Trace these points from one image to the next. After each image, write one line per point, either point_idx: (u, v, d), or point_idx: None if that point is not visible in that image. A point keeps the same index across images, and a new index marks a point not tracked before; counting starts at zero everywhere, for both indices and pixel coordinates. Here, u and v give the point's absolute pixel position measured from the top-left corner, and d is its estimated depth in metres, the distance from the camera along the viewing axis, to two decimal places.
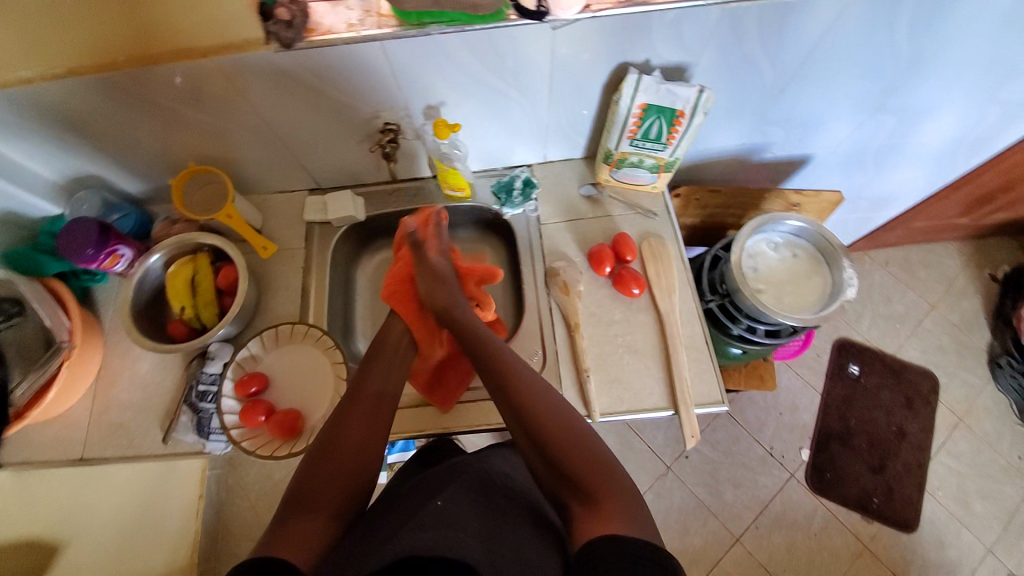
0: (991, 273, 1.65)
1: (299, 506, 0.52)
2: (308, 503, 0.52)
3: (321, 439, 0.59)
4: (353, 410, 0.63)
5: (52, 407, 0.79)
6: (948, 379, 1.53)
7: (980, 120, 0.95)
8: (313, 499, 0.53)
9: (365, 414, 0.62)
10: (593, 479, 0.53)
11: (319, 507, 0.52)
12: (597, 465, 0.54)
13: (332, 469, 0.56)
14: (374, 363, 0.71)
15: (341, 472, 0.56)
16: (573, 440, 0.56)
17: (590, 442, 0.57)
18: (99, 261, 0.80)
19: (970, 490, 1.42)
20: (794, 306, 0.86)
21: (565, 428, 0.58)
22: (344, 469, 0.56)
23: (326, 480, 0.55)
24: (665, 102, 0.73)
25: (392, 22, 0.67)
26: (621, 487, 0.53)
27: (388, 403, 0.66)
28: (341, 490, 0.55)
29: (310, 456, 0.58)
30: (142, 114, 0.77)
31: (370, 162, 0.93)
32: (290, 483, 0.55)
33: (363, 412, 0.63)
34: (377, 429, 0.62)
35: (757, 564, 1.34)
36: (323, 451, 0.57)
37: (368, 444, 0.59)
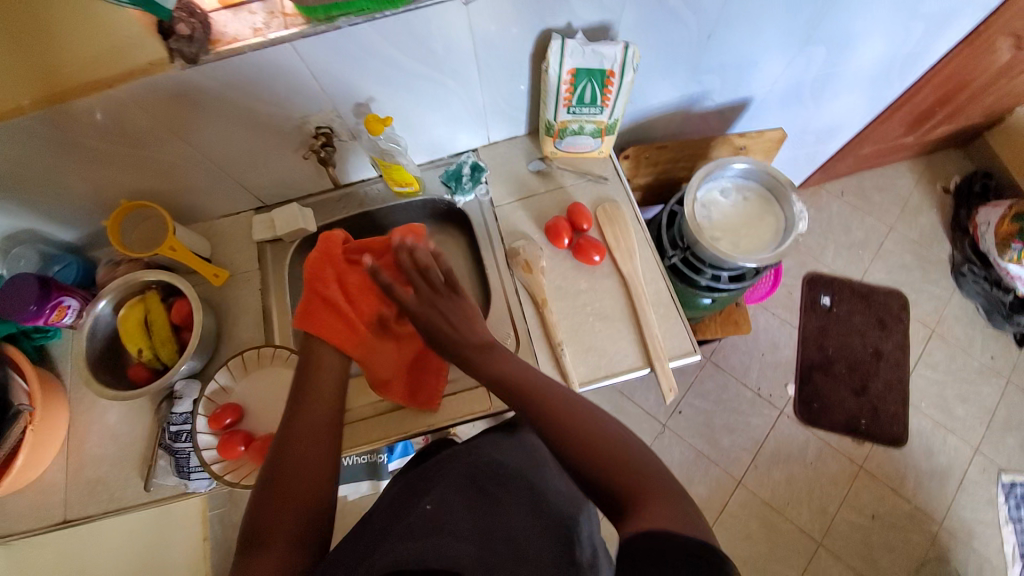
0: (943, 187, 1.70)
1: (259, 545, 0.51)
2: (267, 538, 0.51)
3: (266, 469, 0.56)
4: (293, 433, 0.59)
5: (24, 474, 0.75)
6: (916, 294, 1.59)
7: (907, 38, 0.96)
8: (271, 531, 0.52)
9: (308, 436, 0.59)
10: (636, 486, 0.49)
11: (274, 538, 0.51)
12: (620, 457, 0.51)
13: (285, 500, 0.54)
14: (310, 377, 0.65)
15: (294, 498, 0.54)
16: (596, 436, 0.53)
17: (614, 432, 0.54)
18: (46, 317, 0.76)
19: (950, 395, 1.48)
20: (751, 247, 0.88)
21: (582, 419, 0.55)
22: (293, 496, 0.54)
23: (279, 511, 0.53)
24: (593, 65, 0.73)
25: (299, 20, 0.65)
26: (654, 482, 0.49)
27: (331, 417, 0.63)
28: (297, 515, 0.53)
29: (259, 485, 0.56)
30: (58, 159, 0.73)
31: (310, 171, 0.91)
32: (245, 518, 0.54)
33: (307, 434, 0.60)
34: (322, 448, 0.59)
35: (761, 502, 1.39)
36: (271, 484, 0.55)
37: (317, 469, 0.57)
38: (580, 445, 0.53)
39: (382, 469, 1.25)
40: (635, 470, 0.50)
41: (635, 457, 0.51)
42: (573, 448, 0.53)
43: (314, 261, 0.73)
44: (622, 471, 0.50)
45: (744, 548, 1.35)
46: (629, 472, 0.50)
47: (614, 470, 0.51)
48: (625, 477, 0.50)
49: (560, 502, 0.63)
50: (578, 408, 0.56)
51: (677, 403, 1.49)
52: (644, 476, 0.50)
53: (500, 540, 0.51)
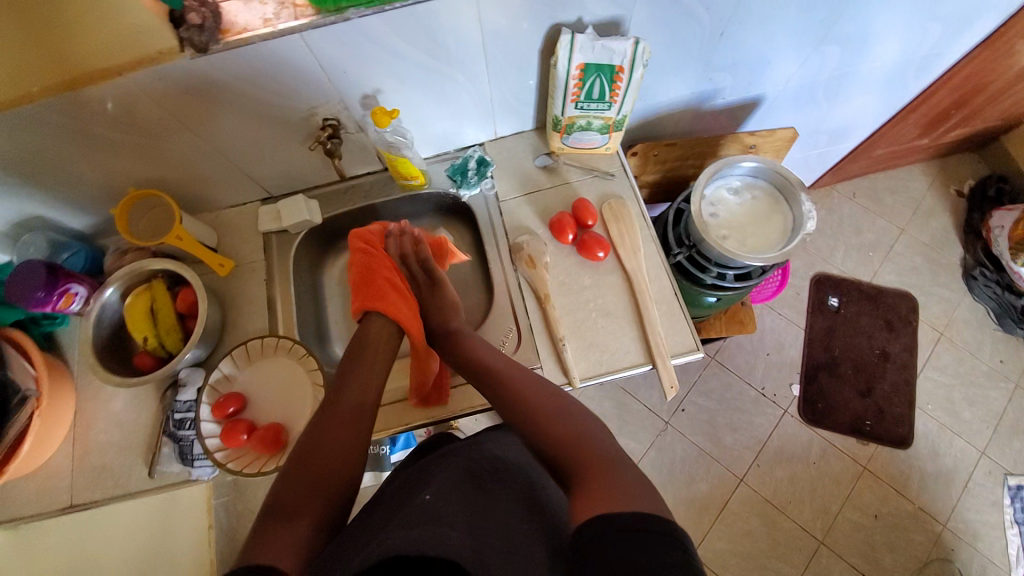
0: (957, 189, 1.67)
1: (281, 517, 0.51)
2: (287, 512, 0.52)
3: (298, 448, 0.59)
4: (330, 418, 0.63)
5: (30, 459, 0.76)
6: (926, 297, 1.57)
7: (924, 39, 0.95)
8: (294, 506, 0.53)
9: (343, 423, 0.62)
10: (586, 464, 0.53)
11: (296, 513, 0.52)
12: (590, 446, 0.55)
13: (312, 478, 0.56)
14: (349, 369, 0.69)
15: (321, 478, 0.56)
16: (567, 429, 0.57)
17: (588, 428, 0.58)
18: (53, 303, 0.77)
19: (957, 399, 1.47)
20: (758, 247, 0.87)
21: (559, 419, 0.59)
22: (320, 475, 0.56)
23: (304, 488, 0.55)
24: (602, 59, 0.72)
25: (309, 11, 0.64)
26: (613, 464, 0.52)
27: (369, 412, 0.66)
28: (321, 496, 0.55)
29: (288, 464, 0.58)
30: (70, 147, 0.73)
31: (317, 163, 0.91)
32: (269, 492, 0.55)
33: (343, 420, 0.63)
34: (354, 437, 0.62)
35: (763, 500, 1.38)
36: (301, 463, 0.57)
37: (347, 456, 0.59)
38: (557, 441, 0.57)
39: (384, 460, 1.26)
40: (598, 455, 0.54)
41: (596, 442, 0.55)
42: (552, 446, 0.57)
43: (360, 254, 0.80)
44: (590, 456, 0.54)
45: (744, 545, 1.35)
46: (591, 456, 0.54)
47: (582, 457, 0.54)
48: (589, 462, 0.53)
49: (559, 500, 0.64)
50: (562, 410, 0.61)
51: (680, 401, 1.49)
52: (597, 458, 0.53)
53: (495, 536, 0.50)
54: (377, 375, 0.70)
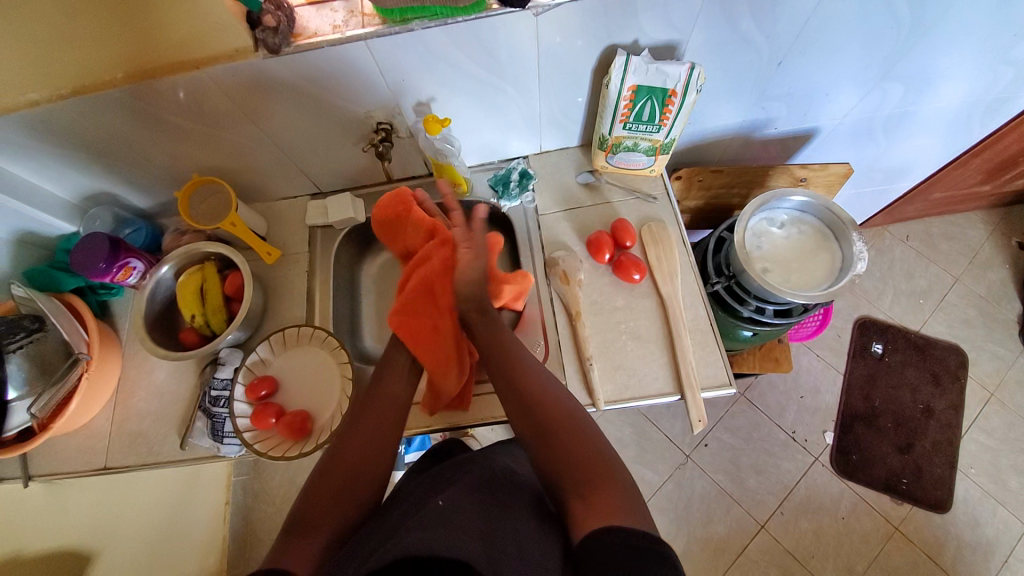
0: (1019, 242, 1.58)
1: (304, 529, 0.53)
2: (309, 521, 0.54)
3: (325, 455, 0.61)
4: (356, 424, 0.64)
5: (71, 420, 0.80)
6: (977, 353, 1.48)
7: (994, 83, 0.91)
8: (317, 514, 0.54)
9: (369, 429, 0.63)
10: (592, 471, 0.54)
11: (319, 523, 0.54)
12: (581, 444, 0.57)
13: (334, 485, 0.57)
14: (383, 374, 0.71)
15: (344, 484, 0.58)
16: (551, 409, 0.60)
17: (578, 419, 0.60)
18: (112, 275, 0.82)
19: (1006, 466, 1.37)
20: (802, 284, 0.84)
21: (546, 400, 0.61)
22: (341, 483, 0.57)
23: (326, 495, 0.56)
24: (655, 83, 0.72)
25: (376, 21, 0.68)
26: (611, 472, 0.55)
27: (396, 414, 0.66)
28: (343, 503, 0.56)
29: (315, 471, 0.60)
30: (143, 129, 0.78)
31: (367, 164, 0.94)
32: (294, 503, 0.57)
33: (369, 425, 0.64)
34: (380, 441, 0.63)
35: (783, 551, 1.32)
36: (326, 470, 0.59)
37: (369, 461, 0.60)
38: (547, 419, 0.59)
39: (399, 461, 1.27)
40: (594, 458, 0.56)
41: (593, 442, 0.57)
42: (529, 425, 0.60)
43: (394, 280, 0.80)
44: (585, 458, 0.55)
45: None
46: (582, 452, 0.56)
47: (571, 455, 0.56)
48: (592, 468, 0.54)
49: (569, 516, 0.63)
50: (550, 397, 0.62)
51: (704, 436, 1.45)
52: (592, 463, 0.55)
53: (506, 539, 0.51)
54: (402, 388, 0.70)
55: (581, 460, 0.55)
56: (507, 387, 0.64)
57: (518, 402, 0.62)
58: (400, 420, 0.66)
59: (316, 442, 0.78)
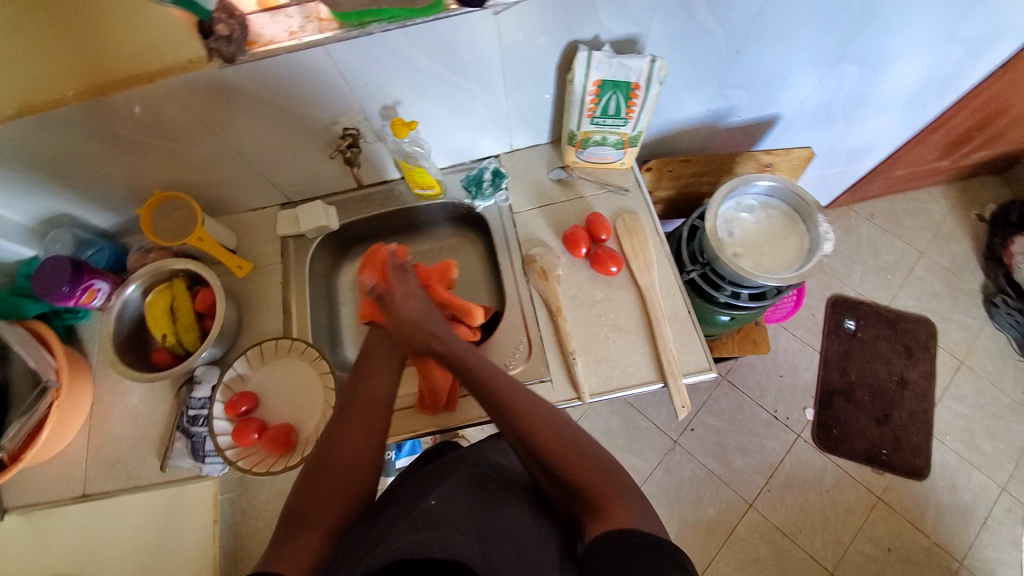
0: (978, 213, 1.65)
1: (297, 527, 0.53)
2: (303, 519, 0.54)
3: (313, 457, 0.59)
4: (345, 423, 0.62)
5: (48, 446, 0.78)
6: (945, 323, 1.54)
7: (945, 59, 0.94)
8: (310, 515, 0.54)
9: (357, 433, 0.61)
10: (597, 487, 0.53)
11: (314, 523, 0.54)
12: (581, 461, 0.55)
13: (324, 486, 0.57)
14: (366, 365, 0.69)
15: (335, 486, 0.57)
16: (547, 429, 0.57)
17: (575, 434, 0.58)
18: (77, 298, 0.79)
19: (977, 431, 1.43)
20: (773, 266, 0.86)
21: (542, 420, 0.58)
22: (334, 484, 0.57)
23: (319, 494, 0.56)
24: (619, 76, 0.73)
25: (333, 26, 0.67)
26: (615, 483, 0.54)
27: (382, 413, 0.64)
28: (334, 504, 0.56)
29: (304, 472, 0.59)
30: (100, 146, 0.76)
31: (335, 171, 0.93)
32: (286, 502, 0.57)
33: (357, 428, 0.61)
34: (367, 442, 0.61)
35: (773, 528, 1.35)
36: (316, 472, 0.58)
37: (358, 462, 0.59)
38: (543, 439, 0.56)
39: (390, 467, 1.26)
40: (597, 471, 0.55)
41: (592, 457, 0.56)
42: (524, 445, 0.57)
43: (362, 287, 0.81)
44: (588, 474, 0.54)
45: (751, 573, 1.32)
46: (583, 468, 0.55)
47: (570, 471, 0.54)
48: (598, 485, 0.54)
49: None
50: (545, 415, 0.58)
51: (689, 421, 1.47)
52: (596, 478, 0.54)
53: (503, 537, 0.51)
54: (386, 383, 0.67)
55: (582, 476, 0.54)
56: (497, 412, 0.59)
57: (510, 423, 0.58)
58: (387, 421, 0.63)
59: (301, 455, 0.76)
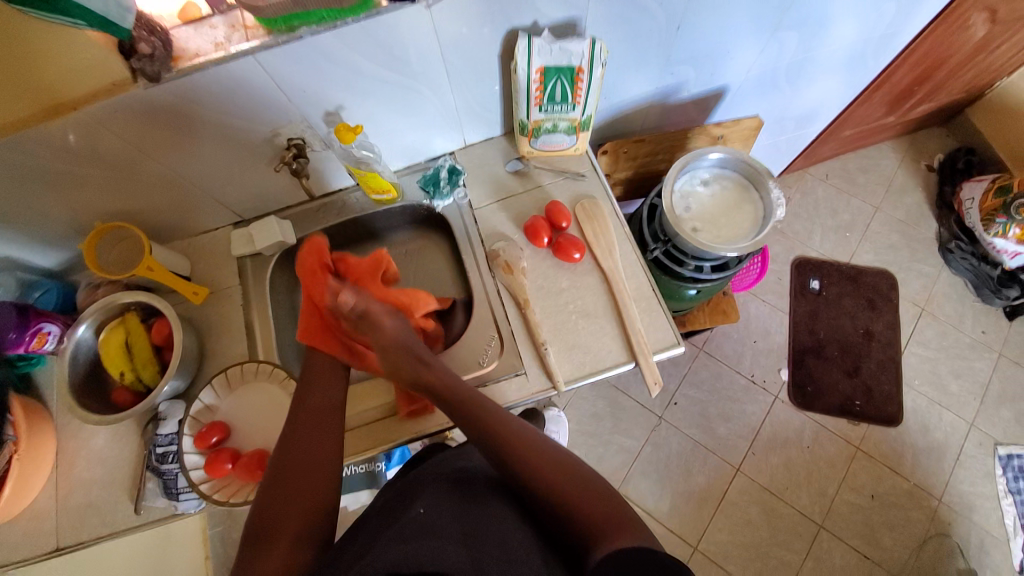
0: (927, 164, 1.71)
1: (261, 542, 0.52)
2: (267, 533, 0.53)
3: (273, 463, 0.61)
4: (300, 426, 0.65)
5: (12, 503, 0.74)
6: (905, 273, 1.59)
7: (880, 19, 0.96)
8: (277, 523, 0.54)
9: (314, 435, 0.64)
10: (588, 501, 0.54)
11: (278, 535, 0.53)
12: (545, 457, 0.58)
13: (287, 496, 0.57)
14: (310, 377, 0.72)
15: (300, 488, 0.58)
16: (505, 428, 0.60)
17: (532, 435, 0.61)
18: (26, 343, 0.76)
19: (943, 372, 1.49)
20: (732, 236, 0.88)
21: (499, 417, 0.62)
22: (300, 487, 0.58)
23: (285, 500, 0.56)
24: (561, 61, 0.72)
25: (260, 32, 0.64)
26: (598, 492, 0.55)
27: (335, 411, 0.68)
28: (298, 510, 0.55)
29: (266, 486, 0.58)
30: (30, 182, 0.71)
31: (286, 184, 0.90)
32: (251, 514, 0.56)
33: (313, 434, 0.64)
34: (324, 447, 0.63)
35: (761, 488, 1.39)
36: (278, 483, 0.58)
37: (318, 465, 0.60)
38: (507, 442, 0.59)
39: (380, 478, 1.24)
40: (561, 465, 0.57)
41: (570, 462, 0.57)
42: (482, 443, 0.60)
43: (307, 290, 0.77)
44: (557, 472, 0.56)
45: (744, 533, 1.35)
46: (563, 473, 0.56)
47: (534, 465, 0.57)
48: (579, 491, 0.54)
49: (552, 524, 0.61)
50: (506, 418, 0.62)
51: (672, 394, 1.49)
52: (579, 487, 0.55)
53: (491, 540, 0.50)
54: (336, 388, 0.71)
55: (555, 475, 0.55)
56: (469, 417, 0.62)
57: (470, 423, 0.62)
58: (339, 426, 0.67)
59: None
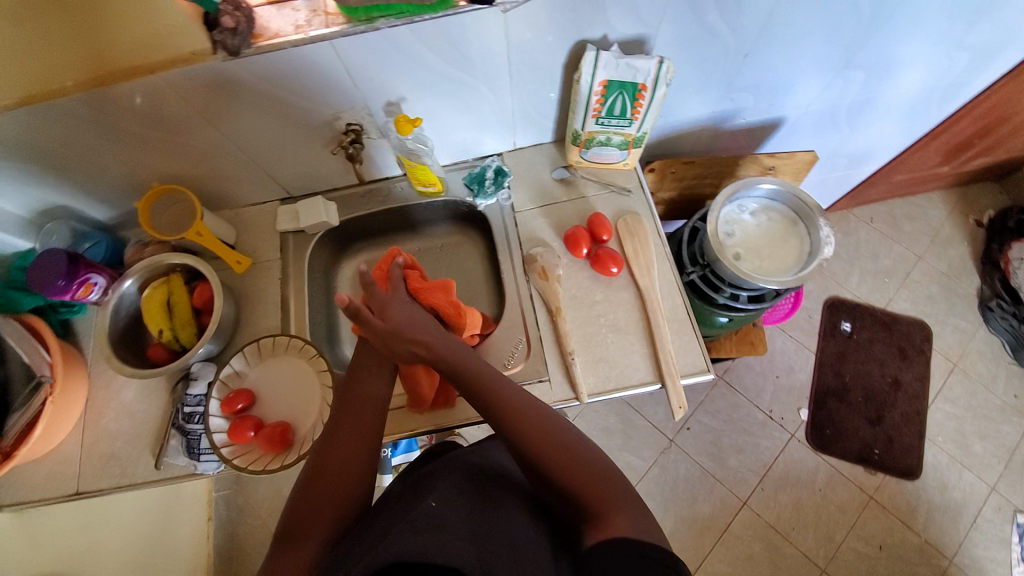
0: (976, 219, 1.65)
1: (291, 540, 0.53)
2: (296, 533, 0.53)
3: (310, 461, 0.59)
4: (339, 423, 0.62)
5: (40, 444, 0.76)
6: (940, 326, 1.54)
7: (951, 67, 0.94)
8: (305, 526, 0.54)
9: (350, 432, 0.61)
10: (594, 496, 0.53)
11: (306, 536, 0.53)
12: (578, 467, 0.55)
13: (317, 493, 0.56)
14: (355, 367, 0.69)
15: (330, 490, 0.56)
16: (547, 435, 0.58)
17: (569, 437, 0.58)
18: (72, 292, 0.78)
19: (968, 432, 1.44)
20: (774, 270, 0.86)
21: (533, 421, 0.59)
22: (330, 488, 0.56)
23: (314, 500, 0.55)
24: (626, 77, 0.72)
25: (339, 20, 0.66)
26: (617, 496, 0.53)
27: (375, 404, 0.65)
28: (328, 511, 0.55)
29: (300, 480, 0.58)
30: (99, 139, 0.74)
31: (336, 166, 0.92)
32: (284, 511, 0.56)
33: (349, 429, 0.61)
34: (359, 444, 0.60)
35: (766, 526, 1.36)
36: (312, 480, 0.57)
37: (352, 464, 0.58)
38: (538, 450, 0.57)
39: (385, 464, 1.25)
40: (594, 481, 0.54)
41: (583, 458, 0.56)
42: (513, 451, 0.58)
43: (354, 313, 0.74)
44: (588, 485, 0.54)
45: (743, 568, 1.32)
46: (579, 475, 0.55)
47: (567, 473, 0.55)
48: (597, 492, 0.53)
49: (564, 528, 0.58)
50: (540, 420, 0.59)
51: (686, 419, 1.47)
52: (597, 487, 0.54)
53: (499, 539, 0.50)
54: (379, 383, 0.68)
55: (571, 475, 0.55)
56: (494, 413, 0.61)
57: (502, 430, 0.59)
58: (379, 421, 0.64)
59: (298, 453, 0.76)
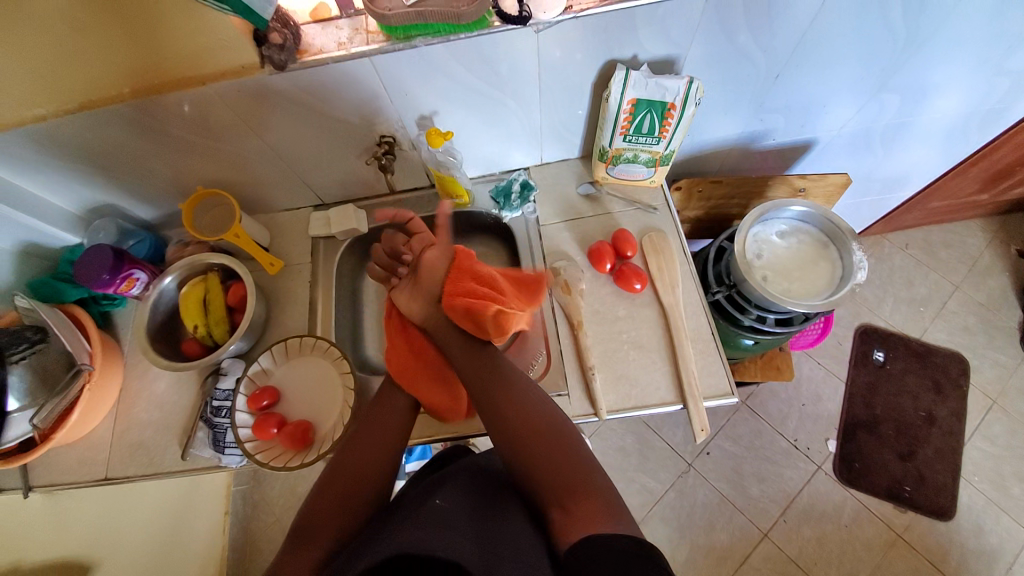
0: (1019, 249, 1.58)
1: (300, 541, 0.53)
2: (308, 536, 0.54)
3: (327, 467, 0.62)
4: (359, 437, 0.66)
5: (75, 428, 0.80)
6: (978, 360, 1.48)
7: (992, 93, 0.91)
8: (317, 527, 0.55)
9: (368, 445, 0.64)
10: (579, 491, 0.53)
11: (316, 536, 0.54)
12: (568, 464, 0.57)
13: (335, 498, 0.58)
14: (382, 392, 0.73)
15: (345, 497, 0.58)
16: (543, 430, 0.60)
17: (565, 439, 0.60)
18: (116, 285, 0.82)
19: (1008, 474, 1.36)
20: (803, 293, 0.85)
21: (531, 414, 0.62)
22: (346, 492, 0.58)
23: (329, 507, 0.57)
24: (655, 96, 0.73)
25: (379, 38, 0.69)
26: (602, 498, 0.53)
27: (399, 424, 0.69)
28: (341, 514, 0.56)
29: (316, 486, 0.60)
30: (149, 143, 0.79)
31: (368, 175, 0.95)
32: (297, 515, 0.57)
33: (368, 442, 0.65)
34: (381, 463, 0.63)
35: (788, 560, 1.31)
36: (327, 483, 0.59)
37: (368, 473, 0.61)
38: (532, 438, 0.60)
39: (400, 471, 1.26)
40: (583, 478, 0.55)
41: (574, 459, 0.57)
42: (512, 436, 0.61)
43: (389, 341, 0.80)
44: (575, 481, 0.55)
45: None
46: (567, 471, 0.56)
47: (561, 471, 0.56)
48: (580, 491, 0.54)
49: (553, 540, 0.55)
50: (538, 415, 0.62)
51: (705, 444, 1.44)
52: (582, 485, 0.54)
53: (502, 540, 0.49)
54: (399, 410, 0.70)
55: (563, 473, 0.56)
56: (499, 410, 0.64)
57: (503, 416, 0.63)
58: (396, 438, 0.67)
59: (318, 452, 0.78)
